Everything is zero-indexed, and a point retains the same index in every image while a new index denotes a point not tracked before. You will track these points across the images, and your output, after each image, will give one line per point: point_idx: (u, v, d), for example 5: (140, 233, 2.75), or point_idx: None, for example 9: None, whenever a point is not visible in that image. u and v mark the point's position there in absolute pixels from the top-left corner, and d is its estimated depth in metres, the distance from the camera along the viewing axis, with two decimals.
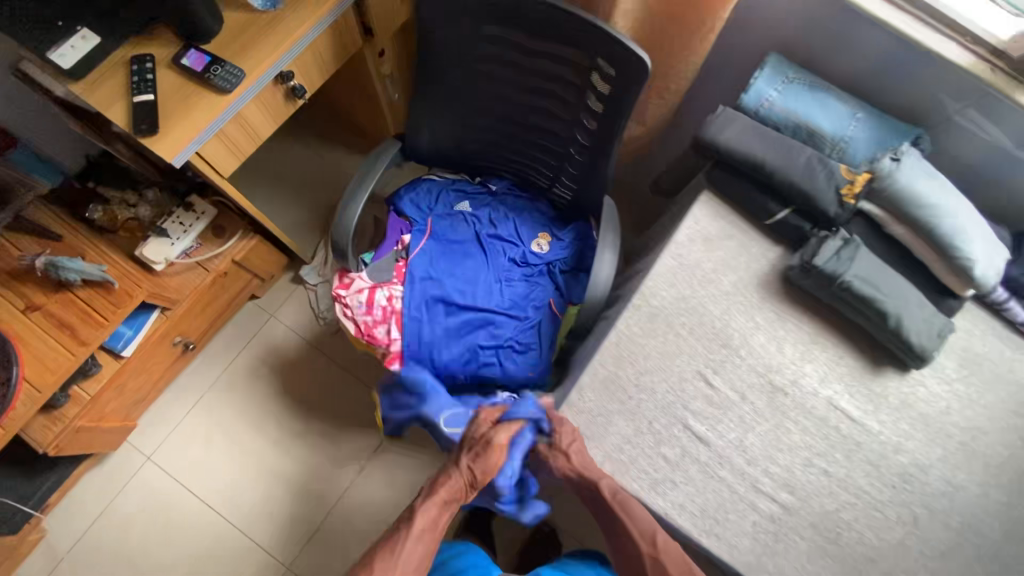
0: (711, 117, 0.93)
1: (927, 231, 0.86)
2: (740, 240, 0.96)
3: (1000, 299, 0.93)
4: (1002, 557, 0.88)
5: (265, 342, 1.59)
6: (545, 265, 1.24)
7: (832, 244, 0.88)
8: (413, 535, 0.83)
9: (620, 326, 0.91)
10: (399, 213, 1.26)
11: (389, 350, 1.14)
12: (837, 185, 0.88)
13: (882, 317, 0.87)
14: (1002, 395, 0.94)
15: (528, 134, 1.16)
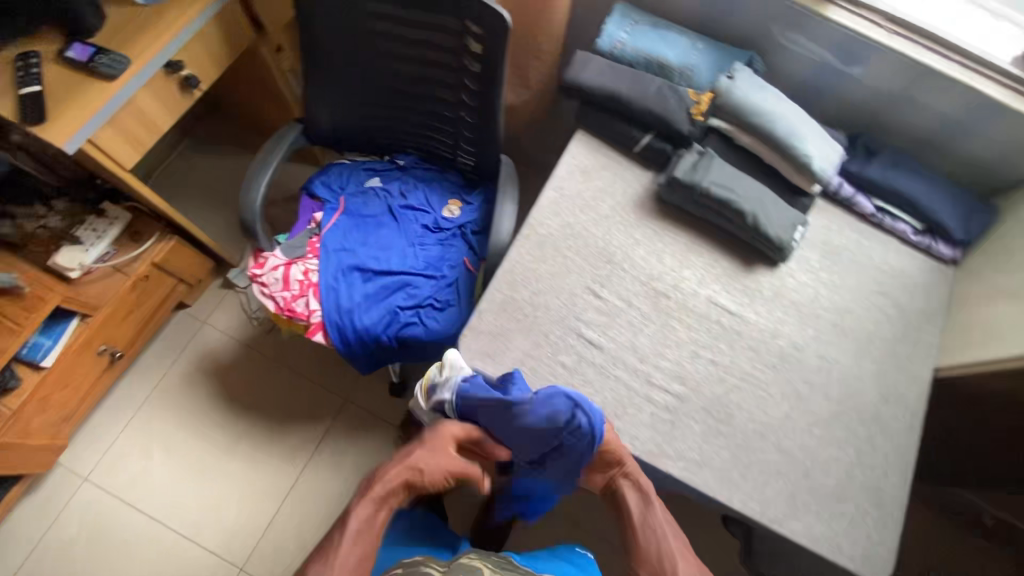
0: (572, 62, 1.07)
1: (768, 136, 0.99)
2: (614, 170, 1.07)
3: (849, 195, 1.08)
4: (880, 417, 0.97)
5: (200, 349, 1.60)
6: (457, 228, 1.31)
7: (689, 158, 1.01)
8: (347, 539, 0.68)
9: (513, 255, 1.00)
10: (313, 195, 1.33)
11: (311, 322, 1.18)
12: (687, 106, 1.02)
13: (740, 217, 0.98)
14: (862, 278, 1.05)
15: (421, 104, 1.24)
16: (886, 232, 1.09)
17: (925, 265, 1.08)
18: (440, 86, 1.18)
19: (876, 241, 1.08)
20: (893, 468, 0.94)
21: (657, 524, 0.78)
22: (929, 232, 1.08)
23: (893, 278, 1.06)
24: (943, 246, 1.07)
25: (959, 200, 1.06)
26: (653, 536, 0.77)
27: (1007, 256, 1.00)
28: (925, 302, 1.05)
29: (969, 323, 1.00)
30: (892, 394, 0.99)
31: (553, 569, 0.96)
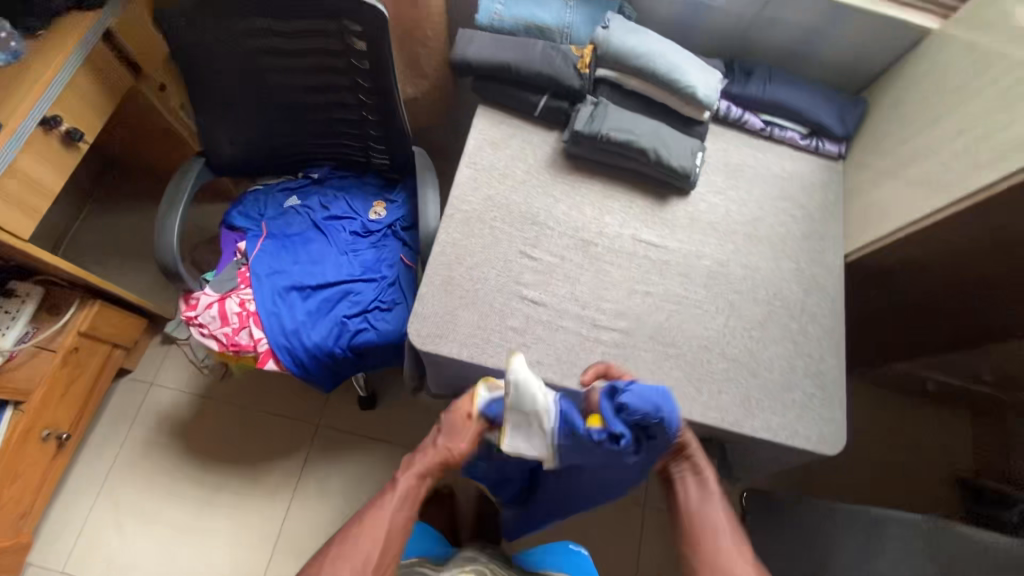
0: (456, 40, 1.09)
1: (652, 75, 1.05)
2: (521, 137, 1.11)
3: (737, 115, 1.16)
4: (808, 308, 1.05)
5: (154, 411, 1.54)
6: (386, 228, 1.32)
7: (585, 110, 1.06)
8: (389, 512, 0.74)
9: (441, 236, 1.02)
10: (233, 227, 1.32)
11: (259, 350, 1.17)
12: (572, 62, 1.07)
13: (644, 154, 1.04)
14: (765, 188, 1.14)
15: (322, 113, 1.24)
16: (778, 142, 1.18)
17: (817, 164, 1.17)
18: (335, 91, 1.18)
19: (769, 152, 1.17)
20: (828, 350, 1.02)
21: (713, 508, 0.76)
22: (814, 134, 1.18)
23: (793, 182, 1.15)
24: (828, 144, 1.17)
25: (833, 99, 1.15)
26: (708, 523, 0.75)
27: (883, 140, 1.10)
28: (825, 197, 1.15)
29: (864, 206, 1.10)
30: (814, 285, 1.07)
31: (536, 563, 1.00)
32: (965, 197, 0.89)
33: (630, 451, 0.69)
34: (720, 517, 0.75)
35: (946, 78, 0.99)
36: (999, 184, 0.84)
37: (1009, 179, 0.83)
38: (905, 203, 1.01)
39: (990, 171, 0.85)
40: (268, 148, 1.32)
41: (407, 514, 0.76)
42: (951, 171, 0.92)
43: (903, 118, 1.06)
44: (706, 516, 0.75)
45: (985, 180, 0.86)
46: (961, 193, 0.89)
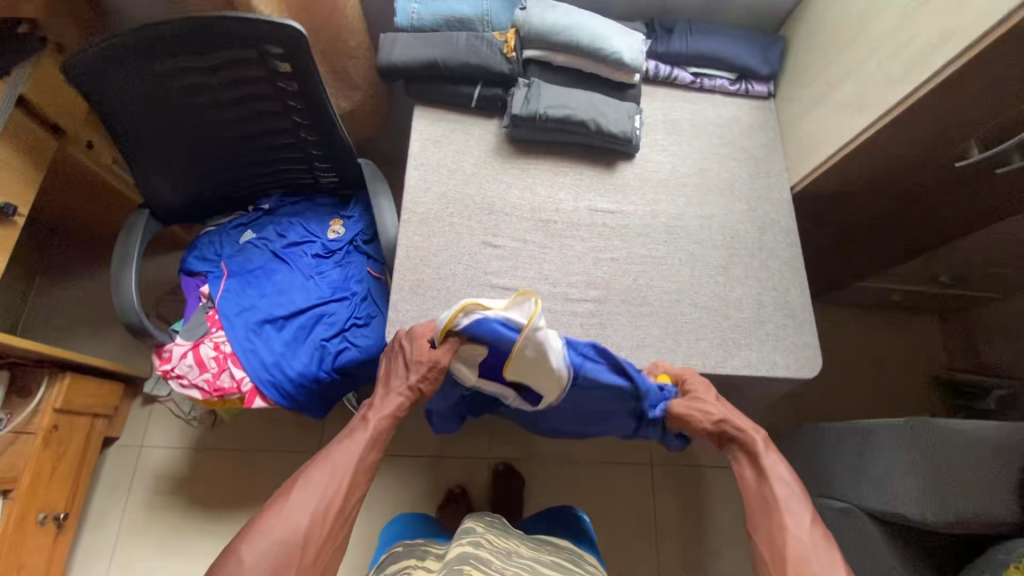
0: (380, 46, 1.08)
1: (577, 47, 1.07)
2: (462, 130, 1.11)
3: (667, 73, 1.19)
4: (767, 244, 1.09)
5: (150, 473, 1.51)
6: (348, 244, 1.32)
7: (520, 93, 1.07)
8: (356, 450, 0.79)
9: (403, 242, 1.02)
10: (192, 272, 1.29)
11: (244, 390, 1.16)
12: (498, 49, 1.07)
13: (584, 126, 1.06)
14: (706, 137, 1.17)
15: (260, 141, 1.22)
16: (709, 91, 1.21)
17: (750, 105, 1.21)
18: (269, 117, 1.17)
19: (704, 103, 1.20)
20: (792, 280, 1.07)
21: (774, 488, 0.79)
22: (742, 78, 1.21)
23: (731, 127, 1.19)
24: (757, 85, 1.21)
25: (754, 41, 1.19)
26: (768, 500, 0.78)
27: (807, 71, 1.14)
28: (763, 136, 1.19)
29: (801, 138, 1.14)
30: (768, 222, 1.11)
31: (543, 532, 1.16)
32: (891, 108, 0.93)
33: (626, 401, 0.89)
34: (790, 501, 0.77)
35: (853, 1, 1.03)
36: (919, 91, 0.88)
37: (928, 84, 0.87)
38: (837, 127, 1.05)
39: (909, 80, 0.90)
40: (212, 187, 1.29)
41: (372, 452, 0.81)
42: (875, 88, 0.97)
43: (821, 46, 1.11)
44: (763, 494, 0.79)
45: (907, 89, 0.90)
46: (887, 106, 0.93)
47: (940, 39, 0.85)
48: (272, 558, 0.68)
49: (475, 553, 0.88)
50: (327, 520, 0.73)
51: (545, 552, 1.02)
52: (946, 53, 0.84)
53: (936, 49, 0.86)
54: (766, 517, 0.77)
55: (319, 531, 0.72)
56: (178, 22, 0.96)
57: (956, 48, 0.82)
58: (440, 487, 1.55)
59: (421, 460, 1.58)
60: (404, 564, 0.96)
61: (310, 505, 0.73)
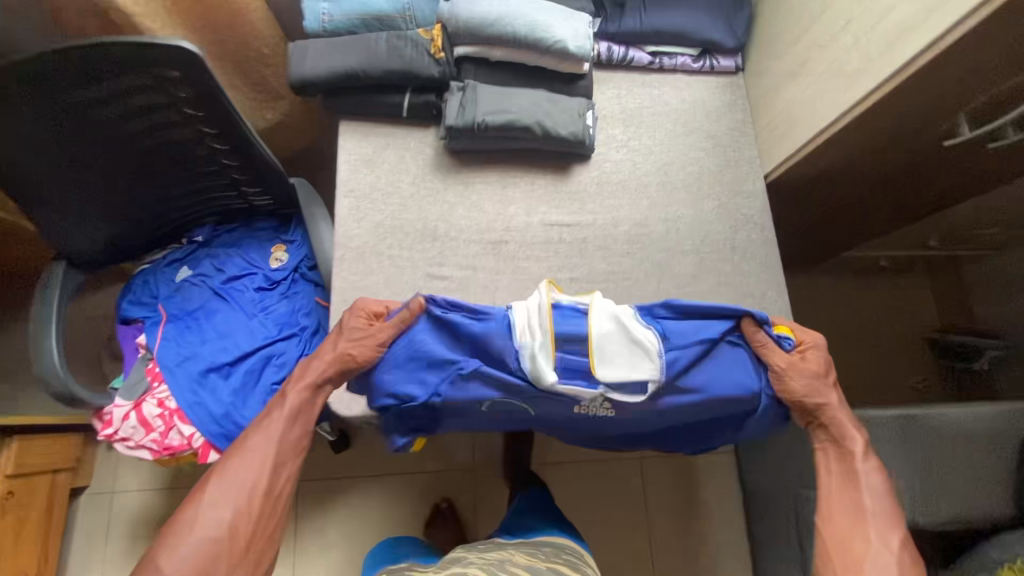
0: (289, 57, 0.94)
1: (514, 39, 0.94)
2: (395, 145, 0.99)
3: (621, 54, 1.06)
4: (740, 246, 1.00)
5: (125, 518, 1.47)
6: (292, 273, 1.22)
7: (453, 99, 0.94)
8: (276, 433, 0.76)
9: (339, 283, 0.92)
10: (127, 319, 1.20)
11: (196, 446, 1.09)
12: (424, 49, 0.93)
13: (529, 131, 0.95)
14: (668, 126, 1.05)
15: (177, 173, 1.11)
16: (670, 71, 1.09)
17: (716, 84, 1.09)
18: (183, 147, 1.05)
19: (664, 86, 1.08)
20: (767, 285, 0.98)
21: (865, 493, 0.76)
22: (706, 52, 1.08)
23: (695, 111, 1.07)
24: (723, 59, 1.08)
25: (717, 8, 1.05)
26: (853, 499, 0.75)
27: (777, 40, 1.01)
28: (732, 119, 1.07)
29: (773, 120, 1.02)
30: (740, 219, 1.01)
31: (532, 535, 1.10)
32: (872, 91, 0.81)
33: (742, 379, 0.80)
34: (875, 506, 0.74)
35: None
36: (907, 69, 0.75)
37: (915, 62, 0.74)
38: (811, 110, 0.93)
39: (893, 57, 0.76)
40: (134, 226, 1.18)
41: (297, 427, 0.79)
42: (853, 66, 0.83)
43: (791, 12, 0.97)
44: (851, 491, 0.76)
45: (892, 69, 0.77)
46: (867, 89, 0.81)
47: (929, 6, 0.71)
48: (198, 554, 0.67)
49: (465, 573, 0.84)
50: (254, 508, 0.71)
51: (541, 559, 0.94)
52: (937, 27, 0.70)
53: (925, 20, 0.72)
54: (842, 511, 0.75)
55: (246, 519, 0.70)
56: (47, 58, 0.82)
57: (946, 21, 0.69)
58: (425, 502, 1.52)
59: (404, 477, 1.54)
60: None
61: (231, 500, 0.70)
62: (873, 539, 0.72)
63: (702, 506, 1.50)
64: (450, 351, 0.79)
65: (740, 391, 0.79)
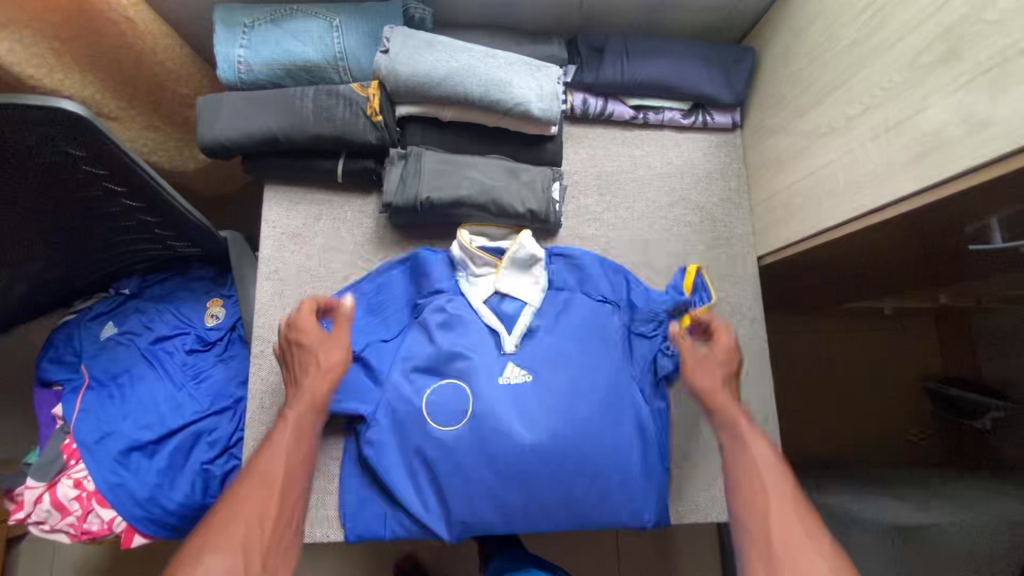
0: (198, 114, 0.79)
1: (466, 100, 0.78)
2: (329, 216, 0.85)
3: (598, 108, 0.90)
4: None
5: (68, 569, 1.39)
6: (228, 332, 1.11)
7: (393, 170, 0.79)
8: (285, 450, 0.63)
9: (257, 384, 0.80)
10: (46, 382, 1.08)
11: (118, 530, 0.99)
12: (359, 109, 0.78)
13: (482, 209, 0.81)
14: (649, 195, 0.91)
15: (88, 229, 0.97)
16: (655, 127, 0.94)
17: (708, 144, 0.94)
18: (90, 204, 0.91)
19: (647, 145, 0.93)
20: (752, 389, 0.86)
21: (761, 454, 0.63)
22: (698, 106, 0.93)
23: (682, 177, 0.92)
24: (717, 116, 0.93)
25: (712, 59, 0.89)
26: (754, 476, 0.60)
27: (782, 103, 0.85)
28: (724, 186, 0.93)
29: (771, 196, 0.88)
30: (726, 309, 0.88)
31: None
32: (868, 211, 0.68)
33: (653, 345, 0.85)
34: (774, 470, 0.61)
35: (844, 18, 0.72)
36: (908, 200, 0.62)
37: (919, 196, 0.61)
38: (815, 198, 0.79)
39: (898, 180, 0.63)
40: (47, 282, 1.04)
41: (302, 450, 0.65)
42: (863, 166, 0.68)
43: (800, 73, 0.81)
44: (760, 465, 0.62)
45: (892, 194, 0.64)
46: (861, 208, 0.68)
47: (948, 131, 0.57)
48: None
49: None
50: (267, 531, 0.55)
51: None
52: (947, 165, 0.57)
53: (939, 146, 0.57)
54: (749, 489, 0.60)
55: (260, 548, 0.54)
56: None
57: (962, 161, 0.55)
58: None
59: None
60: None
61: (229, 541, 0.52)
62: (778, 506, 0.57)
63: None
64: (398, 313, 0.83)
65: (631, 340, 0.85)
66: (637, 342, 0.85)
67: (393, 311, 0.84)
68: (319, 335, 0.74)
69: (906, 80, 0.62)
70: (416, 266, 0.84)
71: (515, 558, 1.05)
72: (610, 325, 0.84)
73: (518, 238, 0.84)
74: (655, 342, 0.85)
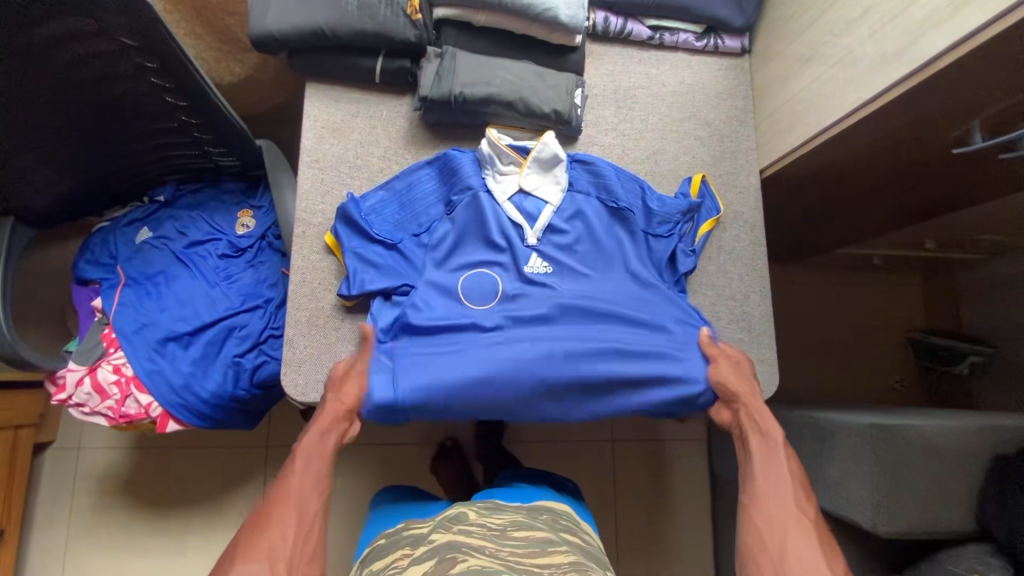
0: (250, 9, 0.85)
1: (500, 4, 0.85)
2: (366, 112, 0.91)
3: (618, 26, 0.97)
4: (727, 244, 0.95)
5: (90, 476, 1.46)
6: (259, 240, 1.17)
7: (430, 66, 0.86)
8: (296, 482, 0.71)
9: (298, 262, 0.87)
10: (84, 280, 1.14)
11: (154, 415, 1.05)
12: (400, 8, 0.84)
13: (511, 107, 0.87)
14: (663, 110, 0.98)
15: (133, 128, 1.02)
16: (670, 50, 1.00)
17: (719, 67, 1.01)
18: (136, 99, 0.97)
19: (662, 65, 1.00)
20: (751, 287, 0.94)
21: (778, 468, 0.76)
22: (711, 31, 1.00)
23: (694, 95, 0.99)
24: (728, 40, 1.00)
25: None
26: (766, 487, 0.74)
27: (787, 24, 0.92)
28: (731, 106, 1.00)
29: (776, 112, 0.95)
30: (729, 216, 0.96)
31: (517, 496, 1.00)
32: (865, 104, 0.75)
33: (669, 247, 0.91)
34: (786, 487, 0.73)
35: None
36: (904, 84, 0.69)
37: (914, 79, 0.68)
38: (814, 106, 0.86)
39: (887, 72, 0.73)
40: (89, 184, 1.10)
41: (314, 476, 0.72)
42: (859, 65, 0.77)
43: None
44: (772, 473, 0.75)
45: None
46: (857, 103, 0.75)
47: (929, 21, 0.67)
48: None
49: (466, 543, 0.74)
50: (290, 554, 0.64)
51: (544, 529, 0.83)
52: None
53: (921, 35, 0.68)
54: (760, 495, 0.73)
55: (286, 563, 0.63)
56: None
57: (944, 40, 0.65)
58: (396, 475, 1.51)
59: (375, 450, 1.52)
60: (391, 558, 0.77)
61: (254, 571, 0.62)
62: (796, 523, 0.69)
63: (670, 493, 1.50)
64: (426, 211, 0.89)
65: (644, 243, 0.92)
66: (649, 244, 0.92)
67: (425, 207, 0.89)
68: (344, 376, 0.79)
69: None
70: (444, 170, 0.90)
71: (516, 474, 1.15)
72: (623, 229, 0.92)
73: (542, 138, 0.90)
74: (669, 245, 0.92)
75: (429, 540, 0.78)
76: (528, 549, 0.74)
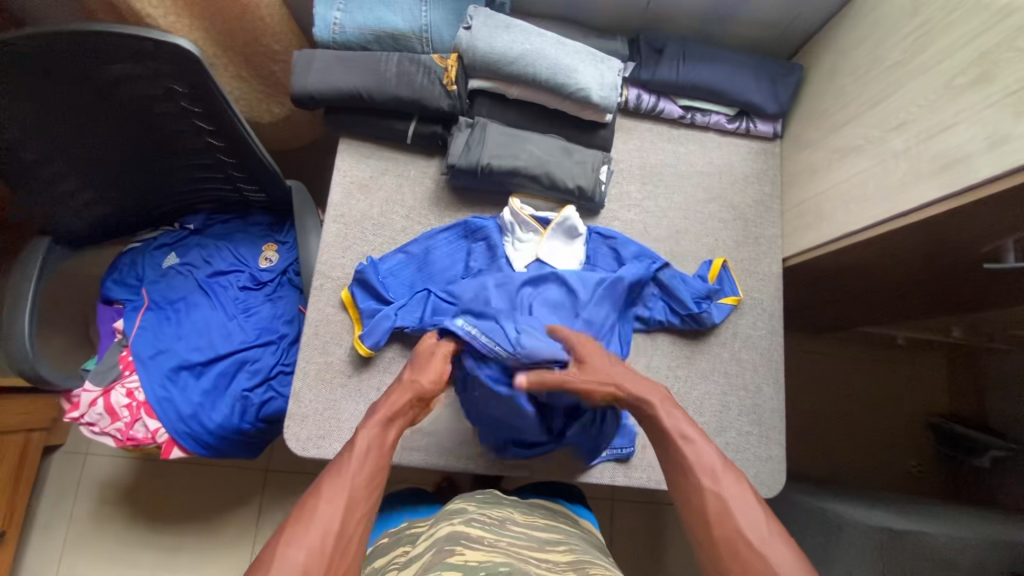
0: (292, 66, 0.87)
1: (535, 81, 0.86)
2: (396, 171, 0.93)
3: (650, 104, 0.97)
4: (743, 332, 0.93)
5: (93, 482, 1.48)
6: (280, 275, 1.20)
7: (460, 136, 0.87)
8: (355, 464, 0.63)
9: (313, 314, 0.88)
10: (109, 299, 1.17)
11: (160, 441, 1.07)
12: (437, 77, 0.86)
13: (535, 180, 0.88)
14: (689, 189, 0.98)
15: (173, 161, 1.06)
16: (701, 129, 1.00)
17: (748, 149, 1.01)
18: (178, 137, 1.00)
19: (691, 144, 1.00)
20: (764, 378, 0.92)
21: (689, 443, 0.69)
22: (744, 114, 1.00)
23: (720, 177, 0.99)
24: (760, 124, 1.00)
25: (762, 71, 0.96)
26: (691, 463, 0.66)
27: (822, 117, 0.92)
28: (758, 190, 0.99)
29: (804, 202, 0.94)
30: (748, 302, 0.95)
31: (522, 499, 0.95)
32: (898, 214, 0.75)
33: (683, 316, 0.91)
34: (711, 456, 0.67)
35: (888, 43, 0.81)
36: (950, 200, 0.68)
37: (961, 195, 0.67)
38: (841, 207, 0.86)
39: (921, 189, 0.72)
40: (125, 210, 1.14)
41: (373, 463, 0.65)
42: (893, 175, 0.76)
43: (845, 90, 0.88)
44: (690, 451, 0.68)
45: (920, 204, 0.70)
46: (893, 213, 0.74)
47: (968, 148, 0.66)
48: None
49: (466, 533, 0.70)
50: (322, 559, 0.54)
51: (544, 535, 0.77)
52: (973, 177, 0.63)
53: (960, 161, 0.67)
54: (687, 480, 0.66)
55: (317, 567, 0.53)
56: (23, 42, 0.76)
57: (983, 170, 0.64)
58: None
59: None
60: (392, 555, 0.74)
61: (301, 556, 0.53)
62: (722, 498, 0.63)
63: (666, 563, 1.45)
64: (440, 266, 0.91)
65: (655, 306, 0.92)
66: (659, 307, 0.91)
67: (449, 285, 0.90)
68: (429, 359, 0.78)
69: (941, 99, 0.70)
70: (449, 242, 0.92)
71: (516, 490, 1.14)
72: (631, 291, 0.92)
73: (562, 212, 0.90)
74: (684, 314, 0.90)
75: (428, 530, 0.76)
76: (529, 543, 0.72)
